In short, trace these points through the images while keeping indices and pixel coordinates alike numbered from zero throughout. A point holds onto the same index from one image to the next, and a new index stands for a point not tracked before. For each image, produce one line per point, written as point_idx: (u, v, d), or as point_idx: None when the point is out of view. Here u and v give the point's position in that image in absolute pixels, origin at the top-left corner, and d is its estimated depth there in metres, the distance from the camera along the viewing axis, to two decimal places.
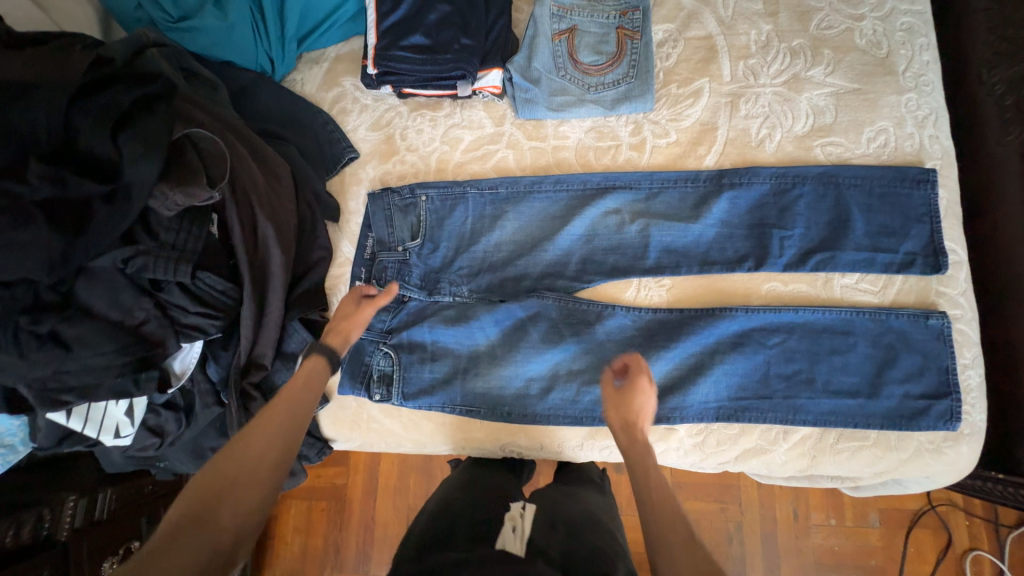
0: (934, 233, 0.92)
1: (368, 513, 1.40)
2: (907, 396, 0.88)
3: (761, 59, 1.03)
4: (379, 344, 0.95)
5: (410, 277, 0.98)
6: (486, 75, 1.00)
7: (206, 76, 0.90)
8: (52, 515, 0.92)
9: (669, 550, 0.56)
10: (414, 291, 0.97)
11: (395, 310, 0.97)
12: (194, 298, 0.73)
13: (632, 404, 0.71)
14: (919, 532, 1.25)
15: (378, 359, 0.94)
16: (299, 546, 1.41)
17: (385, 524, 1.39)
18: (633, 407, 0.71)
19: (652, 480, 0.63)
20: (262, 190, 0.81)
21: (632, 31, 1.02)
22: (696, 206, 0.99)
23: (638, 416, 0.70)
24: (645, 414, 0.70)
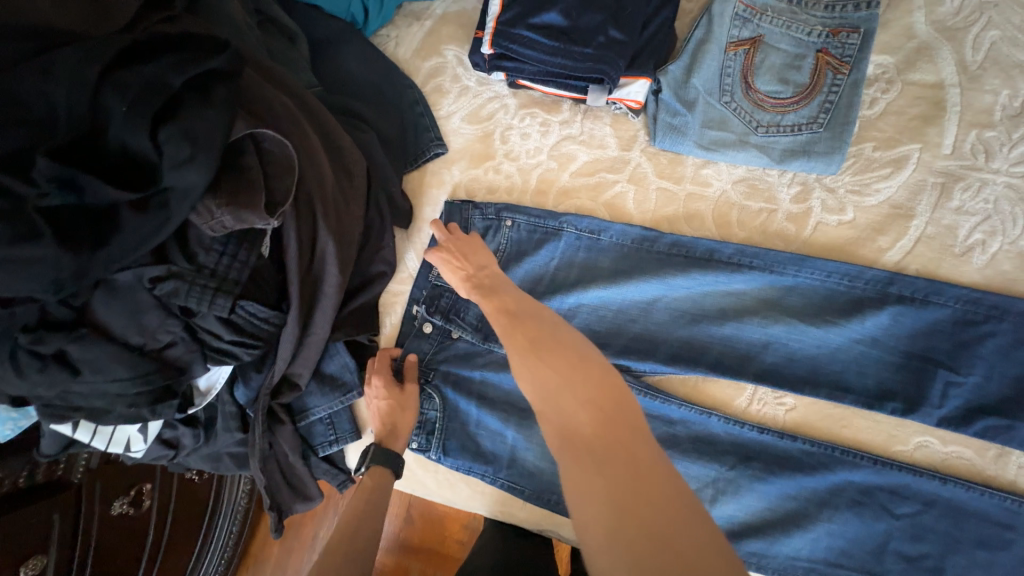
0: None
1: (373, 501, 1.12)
2: None
3: (1004, 134, 0.75)
4: (423, 384, 0.81)
5: (466, 315, 0.80)
6: (630, 85, 0.77)
7: (285, 24, 0.72)
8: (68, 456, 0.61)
9: (512, 339, 0.54)
10: (467, 331, 0.79)
11: (438, 346, 0.81)
12: (231, 326, 0.59)
13: (460, 250, 0.72)
14: None
15: (420, 404, 0.80)
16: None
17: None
18: (456, 253, 0.71)
19: (491, 301, 0.62)
20: (329, 195, 0.65)
21: (839, 60, 0.75)
22: (846, 309, 0.74)
23: (472, 257, 0.70)
24: (472, 252, 0.71)
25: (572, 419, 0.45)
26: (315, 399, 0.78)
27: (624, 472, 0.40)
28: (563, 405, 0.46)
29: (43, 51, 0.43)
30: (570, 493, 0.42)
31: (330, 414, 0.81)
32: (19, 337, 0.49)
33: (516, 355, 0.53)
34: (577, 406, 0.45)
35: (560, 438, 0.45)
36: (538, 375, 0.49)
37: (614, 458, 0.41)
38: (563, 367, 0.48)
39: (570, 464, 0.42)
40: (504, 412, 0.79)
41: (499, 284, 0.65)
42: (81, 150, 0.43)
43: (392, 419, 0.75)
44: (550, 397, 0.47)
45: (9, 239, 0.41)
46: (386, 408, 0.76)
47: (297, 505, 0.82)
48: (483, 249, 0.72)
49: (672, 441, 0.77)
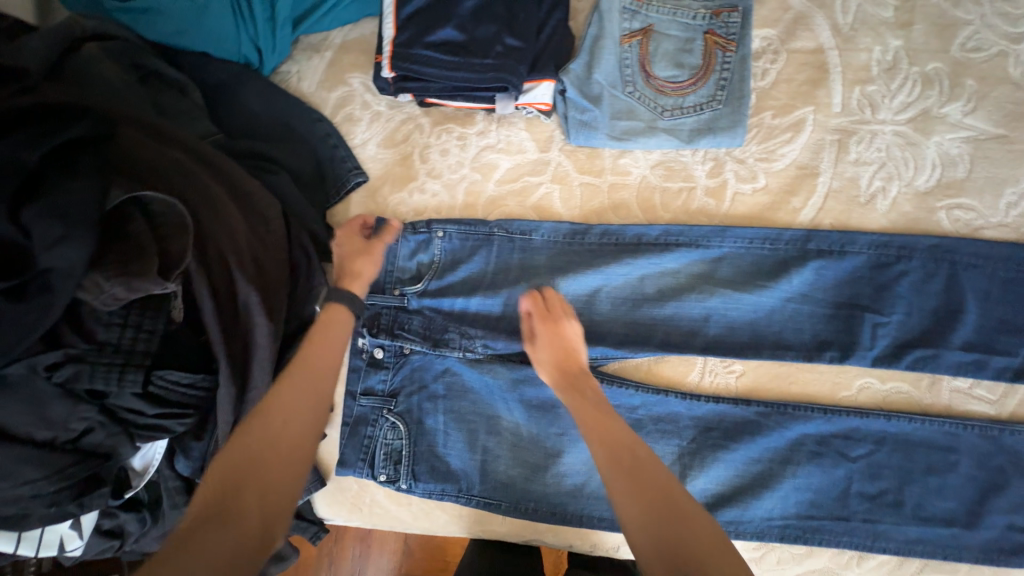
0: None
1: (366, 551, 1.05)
2: (1011, 528, 0.73)
3: (883, 87, 0.81)
4: (383, 411, 0.77)
5: (410, 324, 0.78)
6: (535, 88, 0.78)
7: (171, 75, 0.68)
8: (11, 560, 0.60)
9: (617, 472, 0.52)
10: (416, 342, 0.77)
11: (395, 366, 0.78)
12: (152, 400, 0.56)
13: (551, 338, 0.66)
14: None
15: (384, 432, 0.77)
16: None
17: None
18: (548, 339, 0.67)
19: (587, 418, 0.58)
20: (243, 245, 0.62)
21: (726, 39, 0.79)
22: (771, 272, 0.77)
23: (564, 351, 0.66)
24: (571, 342, 0.67)
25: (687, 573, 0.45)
26: None
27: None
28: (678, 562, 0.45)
29: None
30: None
31: None
32: None
33: (622, 490, 0.51)
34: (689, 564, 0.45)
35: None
36: (652, 525, 0.48)
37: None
38: (657, 503, 0.49)
39: None
40: (467, 428, 0.77)
41: (589, 392, 0.62)
42: None
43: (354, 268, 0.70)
44: (665, 549, 0.46)
45: None
46: (348, 253, 0.72)
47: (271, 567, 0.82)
48: (579, 338, 0.68)
49: (636, 428, 0.77)
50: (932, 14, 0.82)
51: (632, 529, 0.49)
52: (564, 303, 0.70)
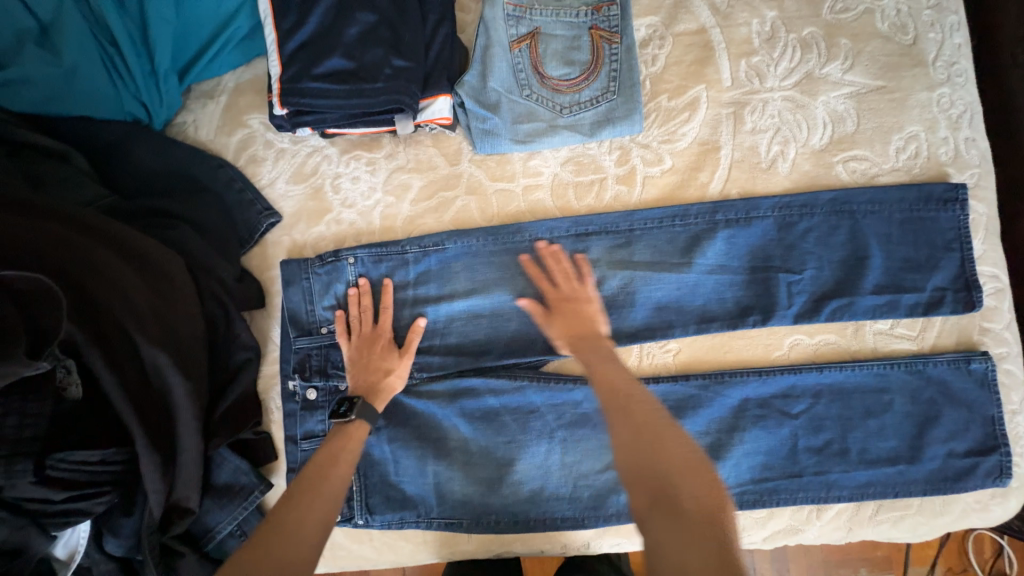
0: (964, 262, 0.79)
1: None
2: (951, 455, 0.76)
3: (766, 56, 0.85)
4: None
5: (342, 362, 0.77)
6: (431, 105, 0.78)
7: (52, 146, 0.68)
8: None
9: (612, 412, 0.59)
10: None
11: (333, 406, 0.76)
12: (57, 484, 0.53)
13: (567, 312, 0.72)
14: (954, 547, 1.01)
15: None
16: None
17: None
18: (571, 303, 0.72)
19: (597, 369, 0.64)
20: (140, 307, 0.59)
21: (610, 32, 0.81)
22: (688, 248, 0.80)
23: (579, 322, 0.70)
24: (590, 313, 0.71)
25: (662, 489, 0.52)
26: (214, 516, 0.72)
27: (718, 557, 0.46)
28: (653, 481, 0.53)
29: None
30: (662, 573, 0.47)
31: (240, 524, 0.74)
32: None
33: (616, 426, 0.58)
34: (665, 483, 0.52)
35: (647, 504, 0.52)
36: (640, 459, 0.54)
37: (705, 539, 0.47)
38: (648, 443, 0.55)
39: (669, 543, 0.48)
40: (416, 451, 0.76)
41: (601, 348, 0.67)
42: None
43: (367, 381, 0.73)
44: (643, 470, 0.54)
45: None
46: (380, 367, 0.74)
47: None
48: (597, 310, 0.71)
49: (585, 423, 0.77)
50: None
51: (619, 454, 0.56)
52: (585, 270, 0.75)
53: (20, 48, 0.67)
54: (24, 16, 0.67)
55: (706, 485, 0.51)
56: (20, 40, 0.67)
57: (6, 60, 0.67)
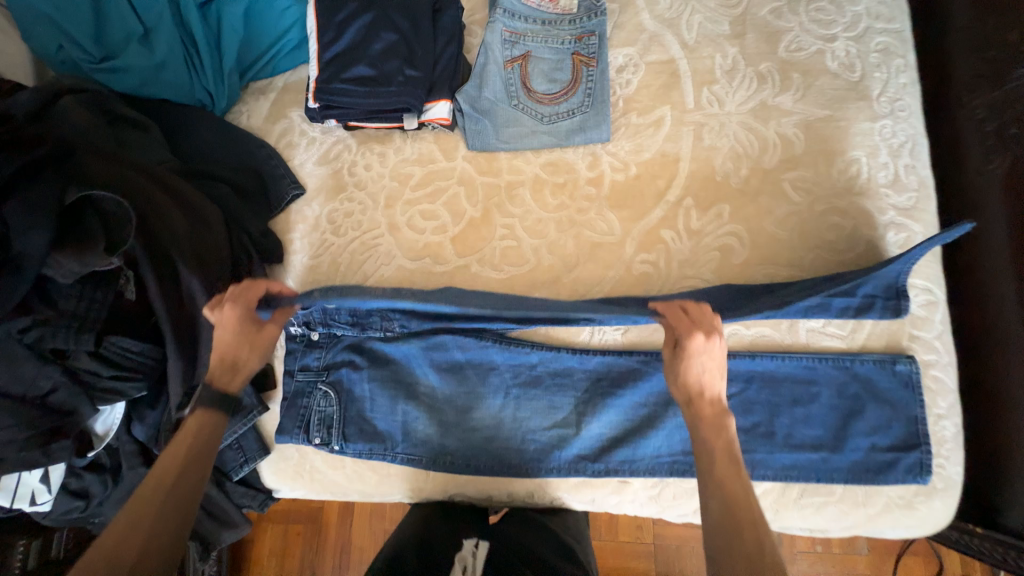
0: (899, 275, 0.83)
1: (344, 536, 1.55)
2: (873, 449, 0.82)
3: (725, 85, 0.97)
4: (316, 383, 0.89)
5: (338, 315, 0.89)
6: (433, 107, 0.96)
7: (134, 117, 0.84)
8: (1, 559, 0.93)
9: (727, 553, 0.56)
10: (345, 328, 0.90)
11: (329, 346, 0.91)
12: (107, 362, 0.69)
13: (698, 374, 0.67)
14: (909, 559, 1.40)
15: (317, 401, 0.88)
16: (281, 542, 1.57)
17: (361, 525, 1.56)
18: (691, 369, 0.67)
19: (718, 469, 0.61)
20: (184, 240, 0.76)
21: (588, 57, 0.97)
22: (642, 244, 0.92)
23: (707, 387, 0.67)
24: (705, 378, 0.67)
25: None
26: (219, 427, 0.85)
27: None
28: None
29: None
30: None
31: (238, 438, 0.88)
32: None
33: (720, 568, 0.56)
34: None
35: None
36: None
37: None
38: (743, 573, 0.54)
39: None
40: (391, 390, 0.88)
41: (727, 440, 0.63)
42: None
43: (229, 356, 0.72)
44: None
45: None
46: (237, 342, 0.72)
47: (225, 535, 0.92)
48: (721, 371, 0.67)
49: (536, 384, 0.88)
50: (760, 25, 0.99)
51: None
52: (717, 333, 0.69)
53: (128, 44, 0.88)
54: (134, 22, 0.88)
55: None
56: (129, 37, 0.88)
57: (116, 52, 0.88)
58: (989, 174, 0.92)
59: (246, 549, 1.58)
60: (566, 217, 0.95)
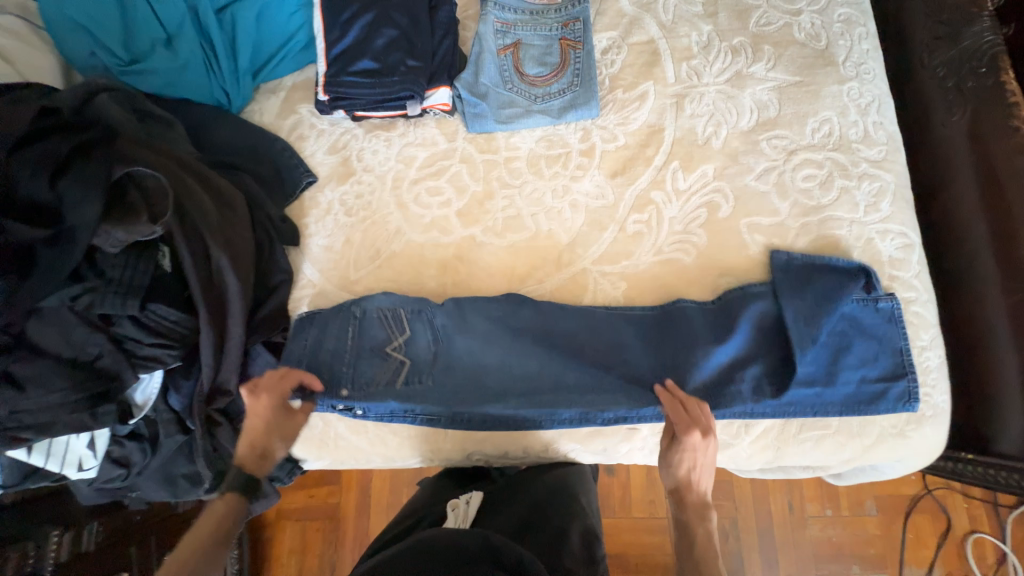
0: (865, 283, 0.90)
1: (362, 529, 1.58)
2: (864, 380, 0.87)
3: (703, 59, 1.05)
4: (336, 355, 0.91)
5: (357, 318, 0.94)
6: (434, 94, 1.04)
7: (161, 114, 0.92)
8: (37, 551, 0.93)
9: None
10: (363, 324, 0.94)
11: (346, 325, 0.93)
12: (148, 329, 0.74)
13: (686, 463, 0.82)
14: (917, 517, 1.44)
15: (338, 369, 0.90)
16: (299, 540, 1.59)
17: (378, 517, 1.59)
18: (684, 462, 0.82)
19: (699, 546, 0.79)
20: (213, 220, 0.82)
21: (575, 41, 1.05)
22: (636, 207, 0.99)
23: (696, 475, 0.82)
24: (695, 470, 0.82)
25: None
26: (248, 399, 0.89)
27: None
28: None
29: None
30: None
31: None
32: None
33: None
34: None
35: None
36: None
37: None
38: None
39: None
40: (410, 357, 0.92)
41: (704, 519, 0.81)
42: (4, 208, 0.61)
43: (259, 443, 0.81)
44: None
45: None
46: (268, 430, 0.82)
47: None
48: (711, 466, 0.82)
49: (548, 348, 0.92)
50: (731, 4, 1.08)
51: None
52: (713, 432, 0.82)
53: (153, 49, 0.96)
54: (156, 27, 0.96)
55: None
56: (154, 43, 0.97)
57: (142, 56, 0.97)
58: (954, 126, 0.99)
59: (264, 549, 1.60)
60: (563, 187, 1.02)
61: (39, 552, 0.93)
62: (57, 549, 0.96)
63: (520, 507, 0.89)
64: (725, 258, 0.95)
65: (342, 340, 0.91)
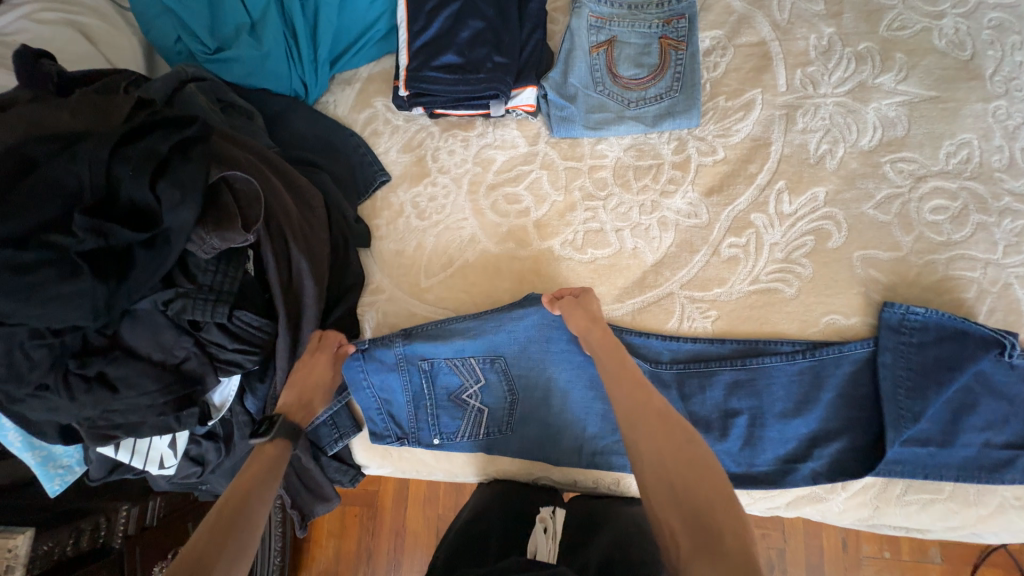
0: (1002, 349, 0.76)
1: (399, 521, 1.55)
2: (988, 445, 0.78)
3: (821, 67, 0.94)
4: (407, 399, 0.88)
5: (420, 363, 0.87)
6: (520, 94, 0.97)
7: (243, 105, 0.89)
8: (106, 524, 0.92)
9: (640, 423, 0.65)
10: (430, 366, 0.88)
11: (412, 369, 0.88)
12: (233, 335, 0.73)
13: (589, 311, 0.81)
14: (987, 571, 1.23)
15: (414, 414, 0.89)
16: (339, 524, 1.59)
17: (415, 511, 1.55)
18: (578, 315, 0.81)
19: (612, 362, 0.74)
20: (296, 221, 0.79)
21: (677, 41, 0.96)
22: (733, 230, 0.91)
23: (595, 317, 0.81)
24: (596, 314, 0.81)
25: (697, 520, 0.56)
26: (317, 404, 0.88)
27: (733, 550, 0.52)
28: (689, 508, 0.57)
29: (64, 137, 0.60)
30: (692, 550, 0.54)
31: (332, 415, 0.91)
32: (69, 363, 0.64)
33: (638, 442, 0.64)
34: (695, 506, 0.57)
35: (685, 535, 0.55)
36: (661, 456, 0.61)
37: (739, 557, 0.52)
38: (663, 439, 0.63)
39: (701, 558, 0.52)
40: (484, 404, 0.88)
41: (617, 350, 0.76)
42: (105, 208, 0.59)
43: (303, 397, 0.79)
44: (662, 461, 0.61)
45: (61, 278, 0.57)
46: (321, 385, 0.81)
47: (317, 508, 0.96)
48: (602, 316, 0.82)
49: None
50: (858, 3, 0.95)
51: (645, 465, 0.62)
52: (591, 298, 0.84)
53: (238, 38, 0.94)
54: (241, 14, 0.93)
55: (734, 518, 0.56)
56: (238, 31, 0.94)
57: (226, 44, 0.94)
58: None
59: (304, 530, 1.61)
60: (649, 201, 0.94)
61: (109, 526, 0.93)
62: (125, 524, 0.95)
63: (602, 540, 0.80)
64: (832, 293, 0.86)
65: (417, 388, 0.89)
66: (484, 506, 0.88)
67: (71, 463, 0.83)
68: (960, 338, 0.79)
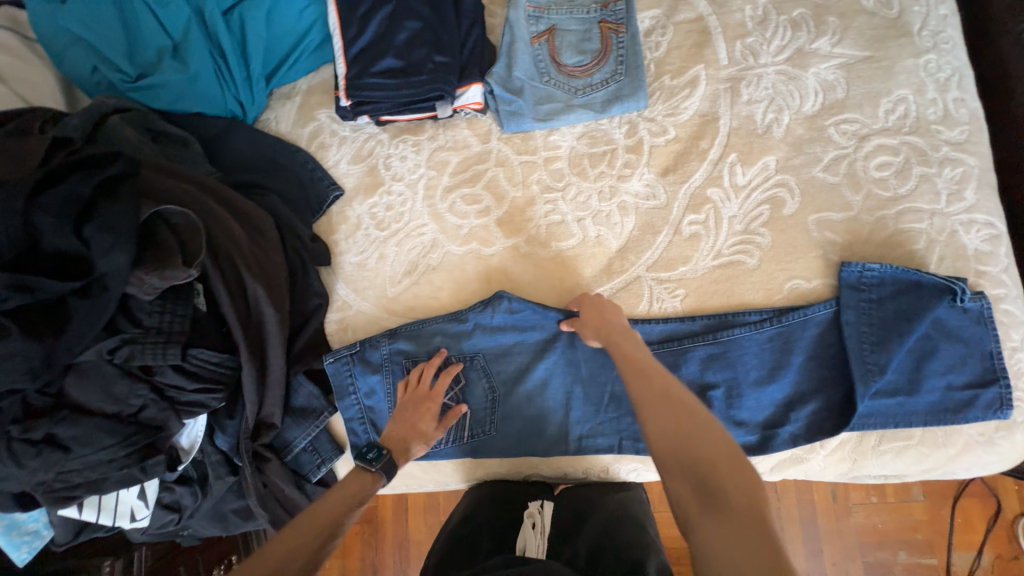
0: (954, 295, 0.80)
1: (402, 532, 1.53)
2: (950, 388, 0.81)
3: (759, 37, 0.95)
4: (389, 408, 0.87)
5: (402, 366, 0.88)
6: (465, 92, 0.95)
7: (176, 132, 0.85)
8: None
9: (649, 397, 0.63)
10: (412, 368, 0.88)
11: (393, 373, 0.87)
12: (191, 375, 0.69)
13: (594, 308, 0.79)
14: (966, 502, 1.28)
15: None
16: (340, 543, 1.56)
17: (417, 519, 1.53)
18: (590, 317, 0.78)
19: (620, 344, 0.72)
20: (245, 248, 0.76)
21: (616, 24, 0.95)
22: (692, 207, 0.91)
23: (607, 312, 0.78)
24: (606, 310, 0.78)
25: (707, 487, 0.55)
26: (294, 431, 0.86)
27: (743, 517, 0.52)
28: (698, 476, 0.56)
29: None
30: (704, 520, 0.54)
31: (312, 440, 0.88)
32: (12, 431, 0.60)
33: (646, 416, 0.62)
34: (706, 471, 0.56)
35: (692, 499, 0.56)
36: (670, 429, 0.60)
37: (751, 526, 0.51)
38: (671, 411, 0.61)
39: (710, 523, 0.53)
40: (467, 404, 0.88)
41: (628, 334, 0.73)
42: (27, 262, 0.56)
43: (404, 440, 0.79)
44: (670, 432, 0.60)
45: None
46: (424, 432, 0.81)
47: None
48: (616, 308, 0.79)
49: (598, 390, 0.86)
50: None
51: (655, 439, 0.60)
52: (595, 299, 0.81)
53: (161, 62, 0.89)
54: (161, 37, 0.89)
55: (746, 481, 0.55)
56: (161, 54, 0.89)
57: (149, 70, 0.89)
58: None
59: None
60: (607, 186, 0.94)
61: None
62: None
63: (589, 533, 0.81)
64: (792, 259, 0.87)
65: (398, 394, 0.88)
66: (474, 509, 0.88)
67: (38, 528, 0.80)
68: (915, 289, 0.82)
